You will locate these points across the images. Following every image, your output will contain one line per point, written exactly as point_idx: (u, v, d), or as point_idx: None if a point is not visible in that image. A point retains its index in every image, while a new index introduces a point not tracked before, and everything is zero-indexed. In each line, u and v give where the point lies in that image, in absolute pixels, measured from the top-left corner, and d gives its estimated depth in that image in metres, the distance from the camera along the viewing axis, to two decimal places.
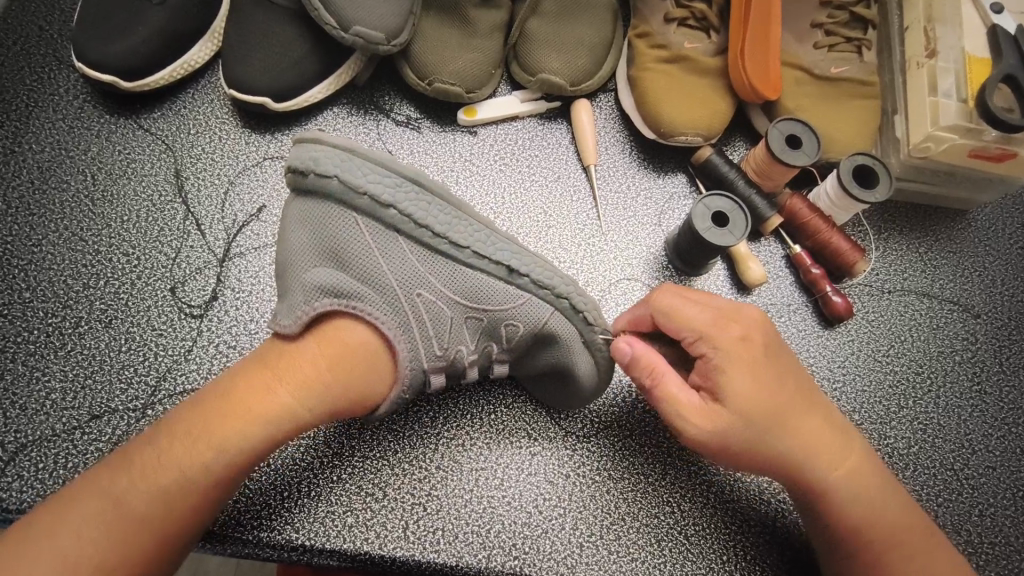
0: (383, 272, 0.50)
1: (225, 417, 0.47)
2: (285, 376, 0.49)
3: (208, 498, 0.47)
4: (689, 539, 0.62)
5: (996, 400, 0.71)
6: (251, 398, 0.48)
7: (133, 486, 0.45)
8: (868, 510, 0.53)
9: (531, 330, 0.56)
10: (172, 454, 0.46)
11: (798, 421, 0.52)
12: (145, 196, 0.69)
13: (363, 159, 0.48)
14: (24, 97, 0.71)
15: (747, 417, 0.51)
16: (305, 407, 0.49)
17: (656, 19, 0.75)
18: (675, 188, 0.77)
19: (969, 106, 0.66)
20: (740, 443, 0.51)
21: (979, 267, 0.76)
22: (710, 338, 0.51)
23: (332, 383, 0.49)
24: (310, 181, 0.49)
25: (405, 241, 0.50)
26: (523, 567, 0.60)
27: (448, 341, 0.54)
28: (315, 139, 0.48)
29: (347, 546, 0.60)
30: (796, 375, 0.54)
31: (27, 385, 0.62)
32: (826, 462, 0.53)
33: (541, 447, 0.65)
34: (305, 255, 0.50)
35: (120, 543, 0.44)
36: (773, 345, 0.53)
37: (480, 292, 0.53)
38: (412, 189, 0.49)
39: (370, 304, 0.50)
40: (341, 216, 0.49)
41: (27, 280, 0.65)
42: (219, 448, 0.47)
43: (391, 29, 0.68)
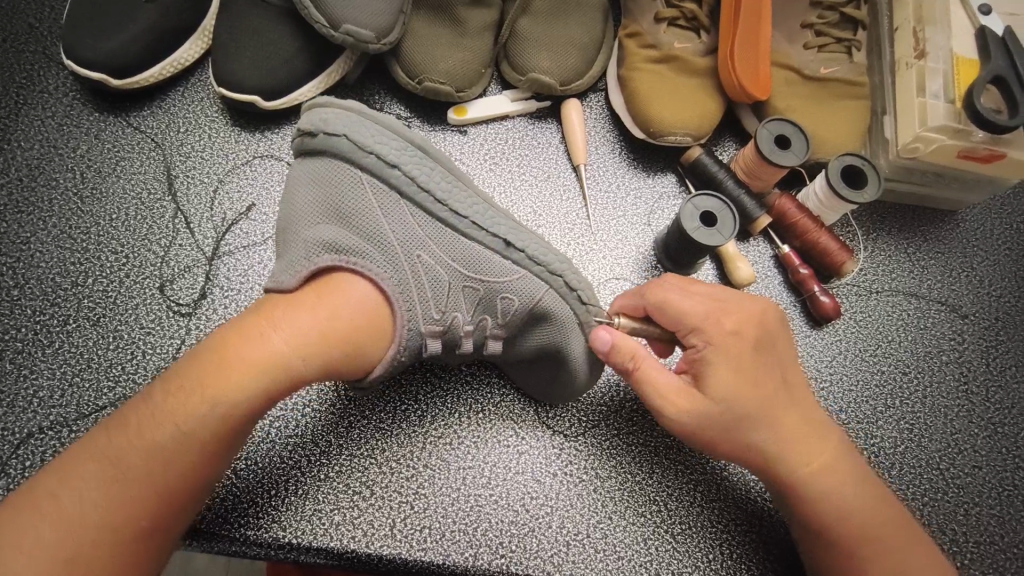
0: (384, 233, 0.51)
1: (220, 373, 0.46)
2: (279, 328, 0.47)
3: (207, 453, 0.46)
4: (675, 538, 0.62)
5: (983, 399, 0.71)
6: (247, 351, 0.46)
7: (129, 447, 0.44)
8: (849, 514, 0.53)
9: (527, 306, 0.55)
10: (167, 411, 0.45)
11: (787, 416, 0.52)
12: (135, 194, 0.69)
13: (372, 122, 0.51)
14: (13, 95, 0.71)
15: (731, 408, 0.51)
16: (304, 359, 0.47)
17: (646, 19, 0.75)
18: (665, 188, 0.77)
19: (958, 107, 0.66)
20: (719, 433, 0.52)
21: (968, 268, 0.76)
22: (702, 329, 0.52)
23: (330, 338, 0.48)
24: (319, 141, 0.51)
25: (406, 205, 0.52)
26: (510, 565, 0.60)
27: (444, 306, 0.53)
28: (327, 104, 0.52)
29: (334, 544, 0.60)
30: (791, 368, 0.55)
31: (15, 382, 0.62)
32: (813, 462, 0.53)
33: (528, 446, 0.65)
34: (309, 213, 0.51)
35: (122, 504, 0.44)
36: (771, 337, 0.54)
37: (478, 262, 0.54)
38: (416, 154, 0.52)
39: (370, 261, 0.50)
40: (347, 174, 0.51)
41: (16, 278, 0.65)
42: (216, 403, 0.45)
43: (381, 28, 0.68)
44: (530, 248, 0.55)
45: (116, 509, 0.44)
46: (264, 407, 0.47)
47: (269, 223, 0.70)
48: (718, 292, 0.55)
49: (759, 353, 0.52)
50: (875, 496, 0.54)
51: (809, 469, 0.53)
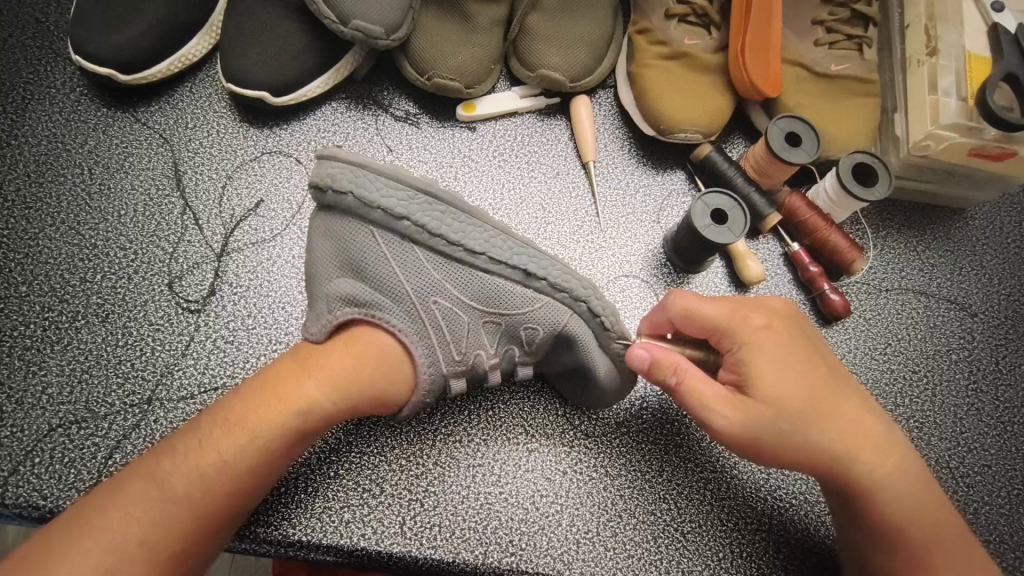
0: (400, 284, 0.51)
1: (263, 411, 0.48)
2: (317, 372, 0.50)
3: (250, 482, 0.48)
4: (685, 536, 0.62)
5: (992, 398, 0.71)
6: (290, 392, 0.49)
7: (174, 470, 0.46)
8: (910, 502, 0.52)
9: (551, 334, 0.56)
10: (212, 443, 0.47)
11: (838, 413, 0.52)
12: (143, 190, 0.69)
13: (379, 174, 0.49)
14: (21, 89, 0.71)
15: (782, 408, 0.51)
16: (338, 403, 0.50)
17: (656, 14, 0.75)
18: (674, 186, 0.77)
19: (970, 104, 0.66)
20: (773, 437, 0.51)
21: (976, 266, 0.76)
22: (733, 329, 0.53)
23: (364, 382, 0.50)
24: (329, 199, 0.50)
25: (421, 250, 0.51)
26: (520, 563, 0.60)
27: (467, 346, 0.54)
28: (331, 158, 0.50)
29: (343, 542, 0.60)
30: (830, 365, 0.55)
31: (24, 379, 0.61)
32: (870, 459, 0.52)
33: (538, 444, 0.65)
34: (327, 267, 0.52)
35: (163, 527, 0.44)
36: (805, 337, 0.55)
37: (498, 297, 0.54)
38: (426, 201, 0.50)
39: (389, 314, 0.51)
40: (360, 231, 0.51)
41: (24, 274, 0.65)
42: (258, 439, 0.47)
43: (390, 23, 0.67)
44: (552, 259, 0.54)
45: (159, 531, 0.44)
46: (300, 443, 0.50)
47: (278, 219, 0.69)
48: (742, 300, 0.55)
49: (799, 352, 0.53)
50: (927, 485, 0.54)
51: (865, 466, 0.52)
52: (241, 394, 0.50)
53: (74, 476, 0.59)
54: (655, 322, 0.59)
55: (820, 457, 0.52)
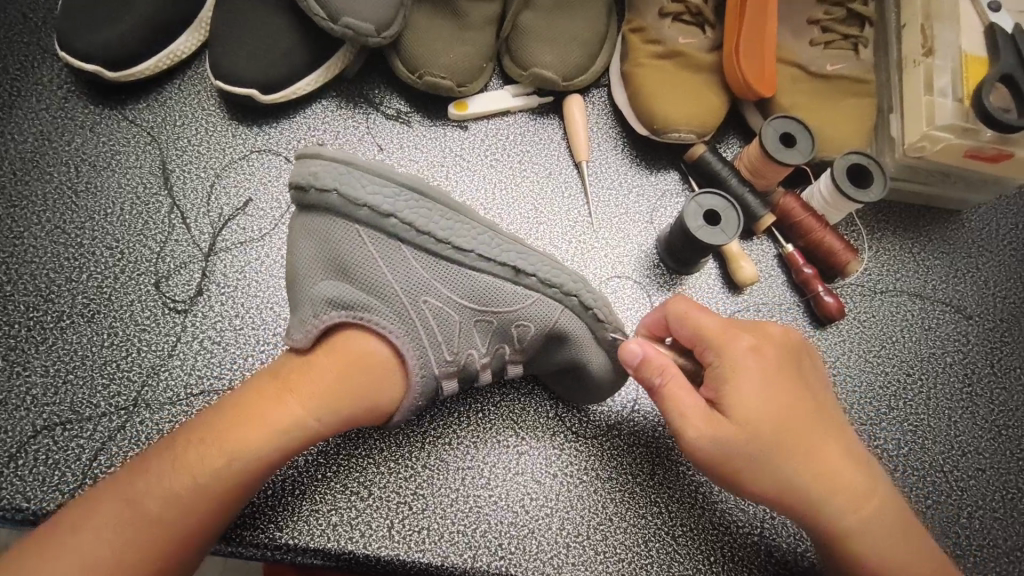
0: (388, 283, 0.50)
1: (242, 427, 0.48)
2: (299, 387, 0.49)
3: (221, 504, 0.47)
4: (676, 540, 0.62)
5: (987, 402, 0.70)
6: (271, 407, 0.48)
7: (149, 489, 0.46)
8: (882, 542, 0.52)
9: (543, 330, 0.56)
10: (187, 461, 0.46)
11: (817, 448, 0.51)
12: (130, 189, 0.68)
13: (362, 171, 0.49)
14: (7, 86, 0.70)
15: (756, 437, 0.50)
16: (321, 417, 0.49)
17: (650, 13, 0.74)
18: (667, 186, 0.76)
19: (965, 105, 0.66)
20: (746, 464, 0.50)
21: (972, 269, 0.76)
22: (720, 348, 0.51)
23: (348, 395, 0.50)
24: (312, 197, 0.49)
25: (408, 248, 0.51)
26: (509, 567, 0.59)
27: (457, 346, 0.54)
28: (315, 156, 0.49)
29: (331, 545, 0.59)
30: (819, 397, 0.54)
31: (8, 380, 0.61)
32: (846, 497, 0.51)
33: (528, 446, 0.64)
34: (311, 268, 0.51)
35: (135, 546, 0.45)
36: (794, 362, 0.53)
37: (487, 295, 0.53)
38: (412, 197, 0.50)
39: (377, 315, 0.51)
40: (344, 229, 0.50)
41: (9, 273, 0.64)
42: (236, 456, 0.47)
43: (381, 21, 0.67)
44: (540, 264, 0.54)
45: (129, 551, 0.44)
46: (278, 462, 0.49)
47: (267, 219, 0.69)
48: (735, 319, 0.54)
49: (784, 379, 0.52)
50: (904, 526, 0.53)
51: (840, 502, 0.51)
52: (220, 409, 0.49)
53: (58, 478, 0.58)
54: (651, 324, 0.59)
55: (796, 489, 0.51)
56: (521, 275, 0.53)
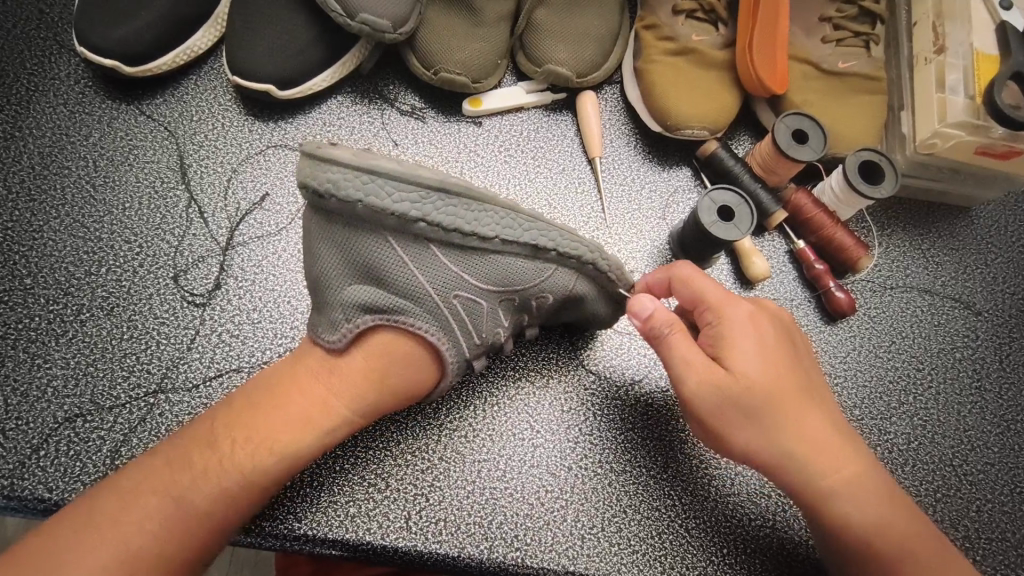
0: (420, 285, 0.50)
1: (282, 422, 0.50)
2: (338, 382, 0.51)
3: (259, 495, 0.50)
4: (689, 532, 0.62)
5: (996, 397, 0.71)
6: (310, 405, 0.50)
7: (194, 487, 0.47)
8: (880, 516, 0.52)
9: (561, 296, 0.58)
10: (232, 458, 0.48)
11: (811, 410, 0.52)
12: (148, 183, 0.69)
13: (386, 178, 0.46)
14: (25, 80, 0.70)
15: (751, 393, 0.51)
16: (357, 411, 0.52)
17: (663, 10, 0.74)
18: (679, 182, 0.77)
19: (977, 102, 0.66)
20: (738, 418, 0.51)
21: (981, 265, 0.76)
22: (721, 311, 0.53)
23: (385, 392, 0.52)
24: (334, 207, 0.47)
25: (437, 248, 0.50)
26: (525, 558, 0.60)
27: (486, 330, 0.56)
28: (328, 161, 0.46)
29: (349, 536, 0.60)
30: (813, 369, 0.55)
31: (28, 371, 0.61)
32: (838, 463, 0.52)
33: (543, 439, 0.65)
34: (338, 274, 0.50)
35: (182, 544, 0.47)
36: (788, 335, 0.55)
37: (510, 277, 0.54)
38: (439, 198, 0.48)
39: (413, 317, 0.51)
40: (373, 239, 0.49)
41: (28, 266, 0.65)
42: (280, 451, 0.49)
43: (397, 17, 0.67)
44: (561, 246, 0.54)
45: (174, 542, 0.46)
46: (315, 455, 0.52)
47: (283, 213, 0.69)
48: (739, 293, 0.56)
49: (781, 347, 0.53)
50: (901, 506, 0.53)
51: (832, 467, 0.52)
52: (256, 403, 0.51)
53: (79, 469, 0.59)
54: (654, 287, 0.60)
55: (789, 446, 0.51)
56: (543, 251, 0.54)
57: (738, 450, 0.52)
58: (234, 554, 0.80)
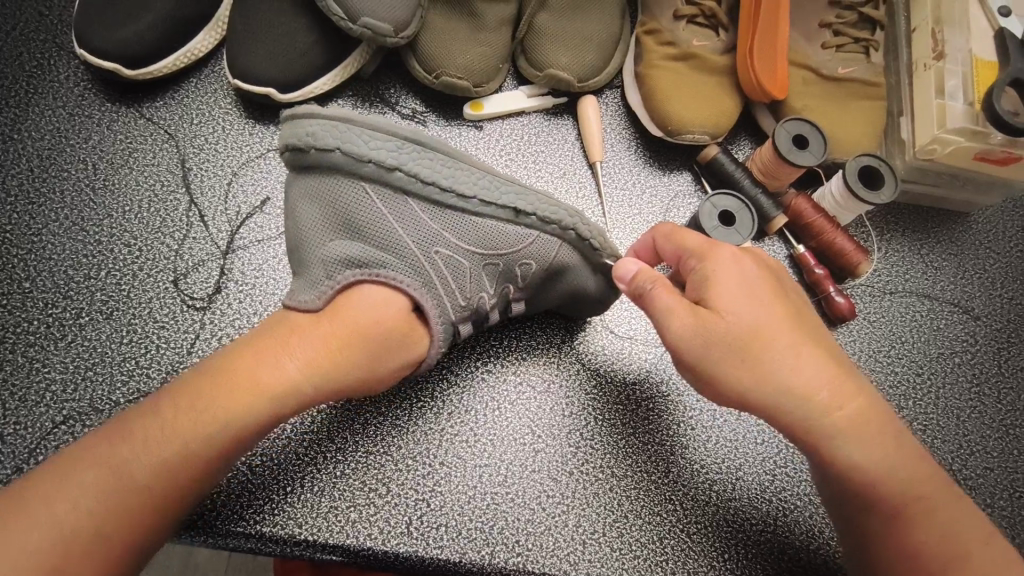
0: (402, 238, 0.53)
1: (234, 390, 0.48)
2: (292, 352, 0.49)
3: (239, 449, 0.48)
4: (690, 537, 0.62)
5: (995, 401, 0.71)
6: (261, 375, 0.48)
7: (136, 457, 0.45)
8: (879, 454, 0.51)
9: (544, 265, 0.59)
10: (191, 419, 0.46)
11: (805, 351, 0.51)
12: (148, 186, 0.69)
13: (361, 127, 0.50)
14: (24, 83, 0.70)
15: (739, 335, 0.50)
16: (314, 386, 0.50)
17: (665, 16, 0.75)
18: (679, 187, 0.77)
19: (976, 108, 0.67)
20: (730, 363, 0.50)
21: (979, 270, 0.77)
22: (705, 256, 0.53)
23: (344, 365, 0.50)
24: (312, 159, 0.51)
25: (415, 203, 0.53)
26: (526, 563, 0.60)
27: (471, 292, 0.57)
28: (308, 115, 0.50)
29: (350, 542, 0.60)
30: (805, 311, 0.54)
31: (26, 376, 0.61)
32: (836, 402, 0.51)
33: (544, 444, 0.65)
34: (319, 231, 0.52)
35: (123, 522, 0.44)
36: (778, 278, 0.54)
37: (491, 238, 0.56)
38: (414, 149, 0.51)
39: (393, 269, 0.53)
40: (350, 187, 0.51)
41: (27, 270, 0.64)
42: (230, 418, 0.47)
43: (399, 21, 0.67)
44: (540, 210, 0.56)
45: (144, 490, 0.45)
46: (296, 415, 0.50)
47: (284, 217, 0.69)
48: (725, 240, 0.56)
49: (770, 286, 0.52)
50: (902, 443, 0.52)
51: (829, 408, 0.51)
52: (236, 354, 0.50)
53: None
54: (639, 249, 0.61)
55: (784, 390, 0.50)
56: (522, 215, 0.56)
57: (732, 399, 0.51)
58: (232, 558, 0.80)
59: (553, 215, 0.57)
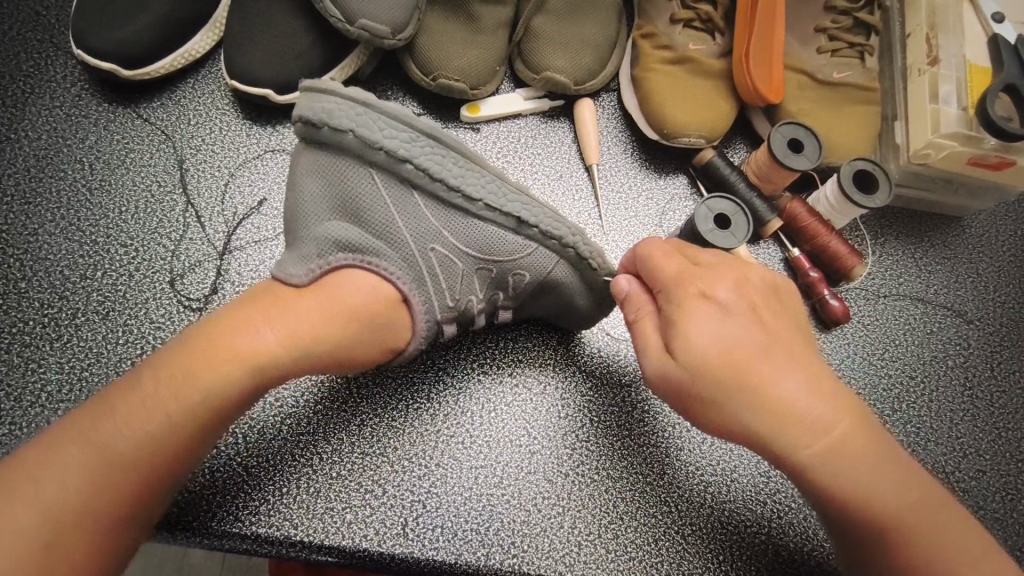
0: (400, 232, 0.53)
1: (213, 364, 0.46)
2: (274, 322, 0.48)
3: (222, 420, 0.47)
4: (685, 539, 0.63)
5: (988, 404, 0.72)
6: (238, 344, 0.47)
7: (118, 433, 0.44)
8: (879, 486, 0.47)
9: (537, 279, 0.60)
10: (170, 393, 0.45)
11: (792, 376, 0.48)
12: (145, 186, 0.69)
13: (380, 113, 0.50)
14: (21, 83, 0.70)
15: (718, 362, 0.47)
16: (300, 355, 0.49)
17: (661, 20, 0.75)
18: (676, 190, 0.77)
19: (970, 113, 0.67)
20: (713, 392, 0.47)
21: (973, 274, 0.77)
22: (677, 284, 0.51)
23: (326, 339, 0.49)
24: (323, 135, 0.50)
25: (420, 197, 0.53)
26: (522, 565, 0.60)
27: (460, 294, 0.57)
28: (327, 92, 0.50)
29: (345, 543, 0.60)
30: (795, 333, 0.51)
31: (22, 376, 0.61)
32: (830, 429, 0.47)
33: (540, 446, 0.65)
34: (320, 205, 0.52)
35: (101, 501, 0.43)
36: (761, 296, 0.51)
37: (490, 245, 0.56)
38: (428, 143, 0.52)
39: (383, 257, 0.53)
40: (358, 170, 0.51)
41: (23, 270, 0.64)
42: (214, 390, 0.46)
43: (397, 23, 0.67)
44: (542, 224, 0.57)
45: (126, 470, 0.44)
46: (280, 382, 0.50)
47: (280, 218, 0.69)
48: (703, 256, 0.53)
49: (749, 306, 0.50)
50: (902, 473, 0.48)
51: (823, 438, 0.47)
52: (216, 326, 0.49)
53: None
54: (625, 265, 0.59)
55: (773, 419, 0.47)
56: (525, 226, 0.57)
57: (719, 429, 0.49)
58: (226, 558, 0.80)
59: (550, 218, 0.57)
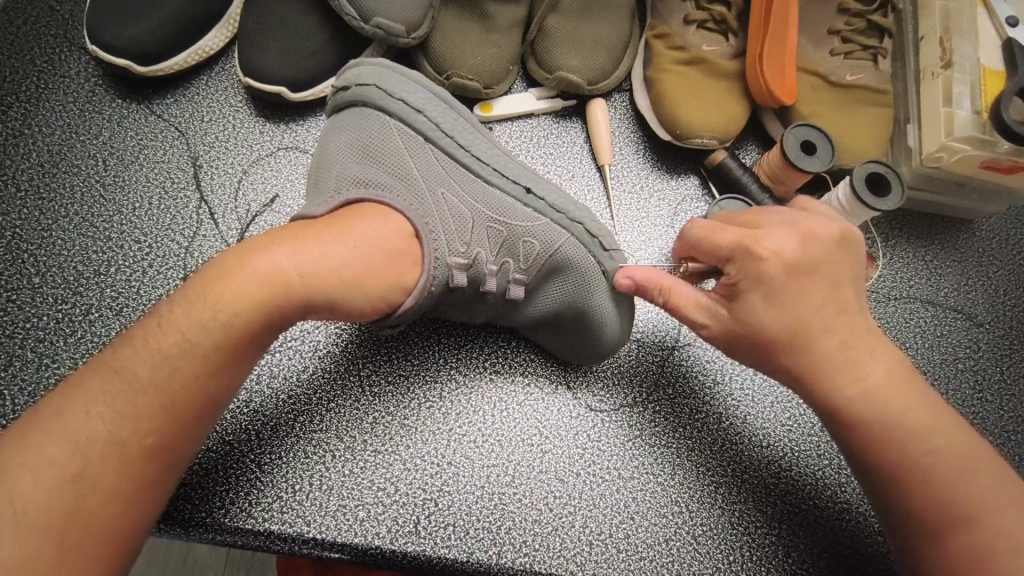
0: (412, 172, 0.54)
1: (222, 298, 0.46)
2: (284, 248, 0.48)
3: (227, 359, 0.47)
4: (697, 538, 0.63)
5: (997, 408, 0.72)
6: (242, 279, 0.46)
7: (132, 368, 0.44)
8: (912, 432, 0.50)
9: (547, 254, 0.57)
10: (183, 322, 0.46)
11: (835, 333, 0.51)
12: (158, 183, 0.69)
13: (402, 75, 0.57)
14: (35, 78, 0.70)
15: (768, 325, 0.51)
16: (305, 286, 0.47)
17: (675, 20, 0.75)
18: (687, 191, 0.77)
19: (983, 117, 0.67)
20: (758, 350, 0.52)
21: (983, 278, 0.77)
22: (737, 257, 0.52)
23: (330, 274, 0.48)
24: (351, 94, 0.56)
25: (432, 150, 0.55)
26: (533, 564, 0.60)
27: (468, 239, 0.54)
28: (359, 63, 0.58)
29: (358, 540, 0.60)
30: (847, 292, 0.52)
31: (36, 370, 0.61)
32: (866, 379, 0.51)
33: (552, 446, 0.65)
34: (340, 156, 0.54)
35: (104, 453, 0.43)
36: (825, 259, 0.51)
37: (500, 205, 0.56)
38: (441, 106, 0.57)
39: (396, 192, 0.53)
40: (377, 122, 0.55)
41: (37, 266, 0.64)
42: (222, 311, 0.46)
43: (412, 22, 0.67)
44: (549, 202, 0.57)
45: (132, 416, 0.44)
46: (285, 320, 0.48)
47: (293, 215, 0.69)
48: (764, 219, 0.53)
49: (802, 271, 0.50)
50: (939, 421, 0.51)
51: (859, 388, 0.51)
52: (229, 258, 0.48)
53: None
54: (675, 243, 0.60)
55: (814, 370, 0.51)
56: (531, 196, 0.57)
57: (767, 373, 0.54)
58: (231, 555, 0.80)
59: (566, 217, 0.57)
